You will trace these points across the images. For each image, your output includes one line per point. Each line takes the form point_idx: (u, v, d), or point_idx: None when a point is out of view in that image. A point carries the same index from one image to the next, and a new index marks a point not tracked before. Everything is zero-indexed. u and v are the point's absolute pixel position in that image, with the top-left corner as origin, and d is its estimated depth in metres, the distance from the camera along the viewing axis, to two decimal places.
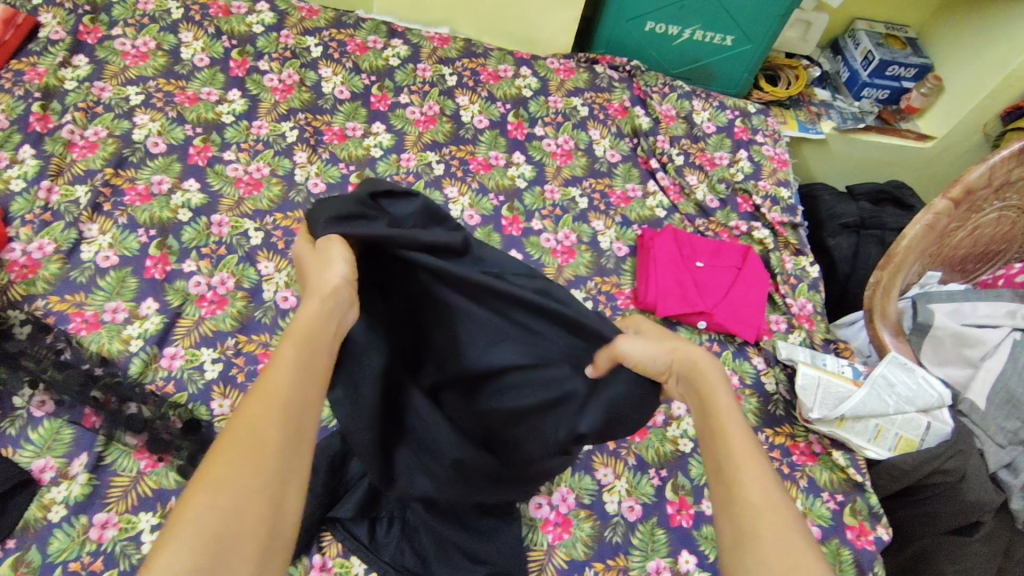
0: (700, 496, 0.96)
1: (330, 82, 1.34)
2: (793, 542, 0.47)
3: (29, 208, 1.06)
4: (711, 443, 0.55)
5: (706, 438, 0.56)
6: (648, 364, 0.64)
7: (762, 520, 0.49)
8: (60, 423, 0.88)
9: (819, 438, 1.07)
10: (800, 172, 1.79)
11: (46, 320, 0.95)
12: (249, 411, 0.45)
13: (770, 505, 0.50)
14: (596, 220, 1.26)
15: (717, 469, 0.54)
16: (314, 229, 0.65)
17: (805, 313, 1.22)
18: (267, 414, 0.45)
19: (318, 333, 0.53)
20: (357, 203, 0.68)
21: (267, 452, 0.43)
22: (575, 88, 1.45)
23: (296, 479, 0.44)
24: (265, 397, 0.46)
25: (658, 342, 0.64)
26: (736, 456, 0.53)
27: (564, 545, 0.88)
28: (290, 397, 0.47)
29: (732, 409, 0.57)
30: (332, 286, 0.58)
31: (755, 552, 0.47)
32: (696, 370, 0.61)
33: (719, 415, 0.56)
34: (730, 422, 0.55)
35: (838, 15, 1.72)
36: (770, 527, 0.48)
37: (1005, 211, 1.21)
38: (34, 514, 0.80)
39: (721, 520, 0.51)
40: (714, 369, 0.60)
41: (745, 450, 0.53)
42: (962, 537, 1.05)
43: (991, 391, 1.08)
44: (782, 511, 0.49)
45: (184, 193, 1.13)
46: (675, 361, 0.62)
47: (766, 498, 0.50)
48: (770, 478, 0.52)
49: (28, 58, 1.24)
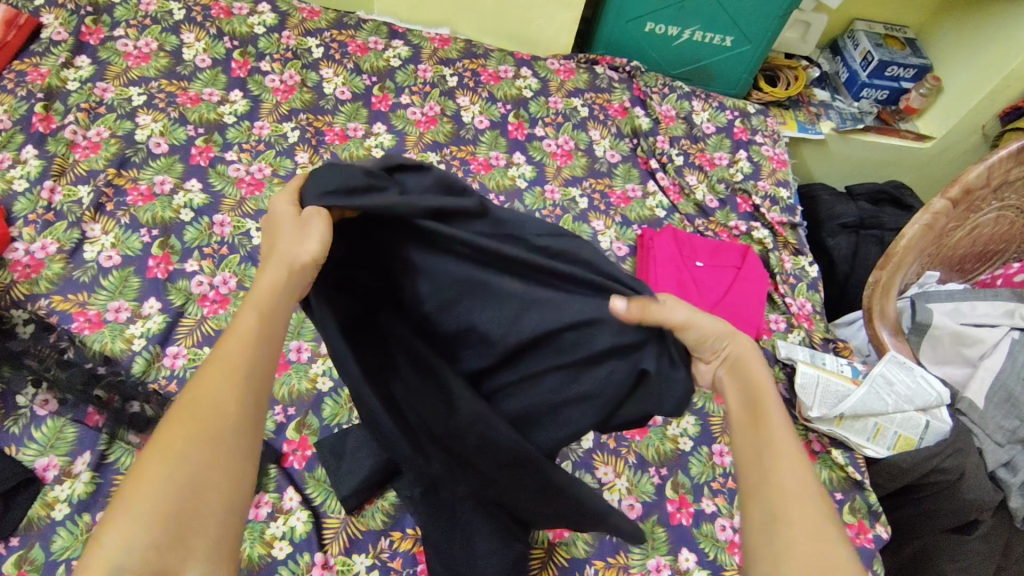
0: (700, 495, 0.97)
1: (331, 83, 1.35)
2: (819, 522, 0.52)
3: (32, 208, 1.07)
4: (751, 433, 0.60)
5: (746, 426, 0.61)
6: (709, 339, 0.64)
7: (796, 503, 0.54)
8: (63, 422, 0.88)
9: (819, 436, 1.08)
10: (800, 173, 1.80)
11: (50, 319, 0.95)
12: (203, 384, 0.49)
13: (805, 493, 0.54)
14: (597, 220, 1.27)
15: (755, 456, 0.58)
16: (305, 200, 0.58)
17: (804, 312, 1.22)
18: (221, 386, 0.49)
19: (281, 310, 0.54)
20: (365, 174, 0.59)
21: (220, 421, 0.48)
22: (576, 88, 1.46)
23: (249, 445, 0.49)
24: (220, 370, 0.50)
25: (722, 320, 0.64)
26: (776, 448, 0.57)
27: (564, 543, 0.89)
28: (245, 367, 0.51)
29: (775, 405, 0.61)
30: (303, 262, 0.55)
31: (789, 532, 0.52)
32: (746, 359, 0.64)
33: (764, 409, 0.61)
34: (771, 415, 0.60)
35: (838, 15, 1.73)
36: (802, 507, 0.53)
37: (1004, 210, 1.22)
38: (38, 512, 0.81)
39: (753, 502, 0.56)
40: (760, 365, 0.64)
41: (782, 442, 0.58)
42: (960, 535, 1.06)
43: (989, 389, 1.08)
44: (816, 500, 0.54)
45: (186, 193, 1.14)
46: (731, 346, 0.64)
47: (801, 485, 0.55)
48: (804, 467, 0.56)
49: (31, 59, 1.25)
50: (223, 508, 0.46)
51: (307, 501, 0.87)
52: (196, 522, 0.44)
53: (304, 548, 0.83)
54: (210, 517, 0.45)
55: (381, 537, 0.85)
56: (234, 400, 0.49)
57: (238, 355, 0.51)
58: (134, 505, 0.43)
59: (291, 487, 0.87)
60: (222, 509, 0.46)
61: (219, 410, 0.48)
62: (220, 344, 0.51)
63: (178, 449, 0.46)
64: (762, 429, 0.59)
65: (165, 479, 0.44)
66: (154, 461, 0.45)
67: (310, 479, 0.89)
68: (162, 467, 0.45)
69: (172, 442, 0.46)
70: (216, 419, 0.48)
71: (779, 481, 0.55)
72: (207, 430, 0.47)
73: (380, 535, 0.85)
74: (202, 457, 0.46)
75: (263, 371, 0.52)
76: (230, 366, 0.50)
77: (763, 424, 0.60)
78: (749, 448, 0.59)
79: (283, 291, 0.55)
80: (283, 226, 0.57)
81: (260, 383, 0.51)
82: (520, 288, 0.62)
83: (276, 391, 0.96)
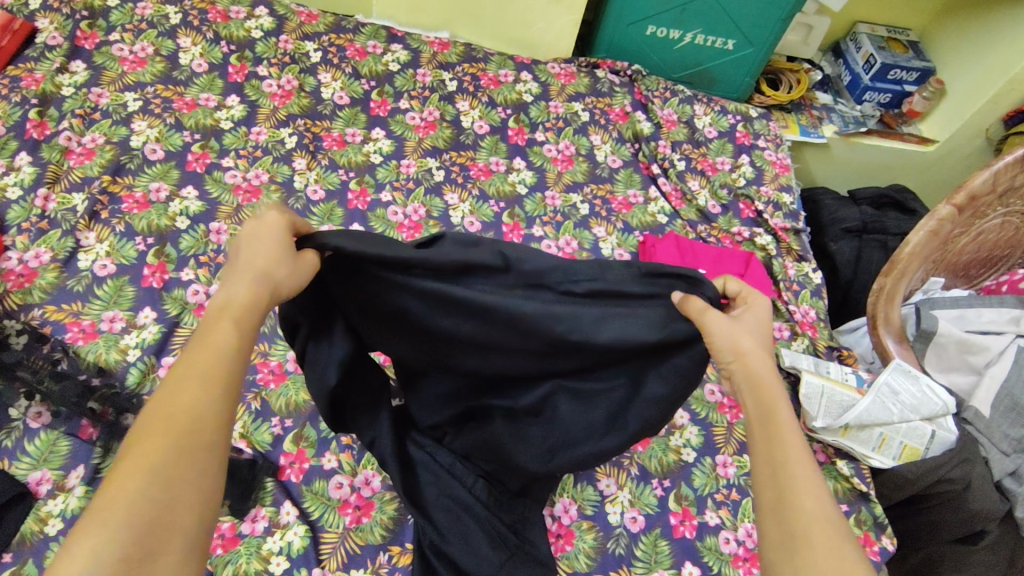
0: (703, 507, 0.95)
1: (329, 88, 1.33)
2: (843, 551, 0.51)
3: (26, 217, 1.05)
4: (768, 452, 0.57)
5: (760, 442, 0.58)
6: (722, 347, 0.60)
7: (813, 530, 0.52)
8: (56, 435, 0.87)
9: (823, 446, 1.06)
10: (801, 176, 1.78)
11: (43, 329, 0.94)
12: (173, 391, 0.49)
13: (821, 517, 0.52)
14: (598, 226, 1.26)
15: (772, 478, 0.56)
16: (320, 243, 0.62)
17: (808, 320, 1.21)
18: (189, 394, 0.49)
19: (248, 312, 0.54)
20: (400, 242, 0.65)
21: (191, 425, 0.48)
22: (576, 92, 1.44)
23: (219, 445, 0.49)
24: (186, 375, 0.50)
25: (741, 332, 0.61)
26: (791, 469, 0.55)
27: (566, 557, 0.87)
28: (212, 371, 0.51)
29: (789, 422, 0.58)
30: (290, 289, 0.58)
31: (806, 561, 0.51)
32: (756, 374, 0.60)
33: (778, 426, 0.57)
34: (786, 431, 0.57)
35: (840, 19, 1.71)
36: (822, 534, 0.52)
37: (1010, 216, 1.20)
38: (30, 527, 0.79)
39: (769, 527, 0.54)
40: (774, 383, 0.60)
41: (799, 463, 0.55)
42: (967, 546, 1.05)
43: (995, 398, 1.06)
44: (834, 526, 0.52)
45: (182, 201, 1.12)
46: (739, 361, 0.60)
47: (817, 510, 0.53)
48: (821, 488, 0.54)
49: (25, 63, 1.23)
50: (200, 517, 0.46)
51: (304, 516, 0.85)
52: (169, 533, 0.44)
53: (301, 563, 0.81)
54: (187, 525, 0.45)
55: (379, 552, 0.84)
56: (207, 409, 0.49)
57: (215, 361, 0.51)
58: (110, 516, 0.43)
59: (288, 501, 0.86)
60: (198, 518, 0.46)
61: (197, 418, 0.48)
62: (193, 348, 0.52)
63: (155, 456, 0.46)
64: (776, 447, 0.57)
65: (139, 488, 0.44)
66: (129, 469, 0.45)
67: (307, 492, 0.88)
68: (140, 477, 0.44)
69: (149, 449, 0.46)
70: (192, 427, 0.48)
71: (798, 507, 0.53)
72: (184, 437, 0.47)
73: (379, 549, 0.84)
74: (180, 464, 0.46)
75: (237, 375, 0.52)
76: (209, 371, 0.50)
77: (779, 444, 0.57)
78: (766, 468, 0.56)
79: (259, 300, 0.55)
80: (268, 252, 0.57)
81: (237, 389, 0.52)
82: (529, 338, 0.64)
83: (274, 402, 0.95)
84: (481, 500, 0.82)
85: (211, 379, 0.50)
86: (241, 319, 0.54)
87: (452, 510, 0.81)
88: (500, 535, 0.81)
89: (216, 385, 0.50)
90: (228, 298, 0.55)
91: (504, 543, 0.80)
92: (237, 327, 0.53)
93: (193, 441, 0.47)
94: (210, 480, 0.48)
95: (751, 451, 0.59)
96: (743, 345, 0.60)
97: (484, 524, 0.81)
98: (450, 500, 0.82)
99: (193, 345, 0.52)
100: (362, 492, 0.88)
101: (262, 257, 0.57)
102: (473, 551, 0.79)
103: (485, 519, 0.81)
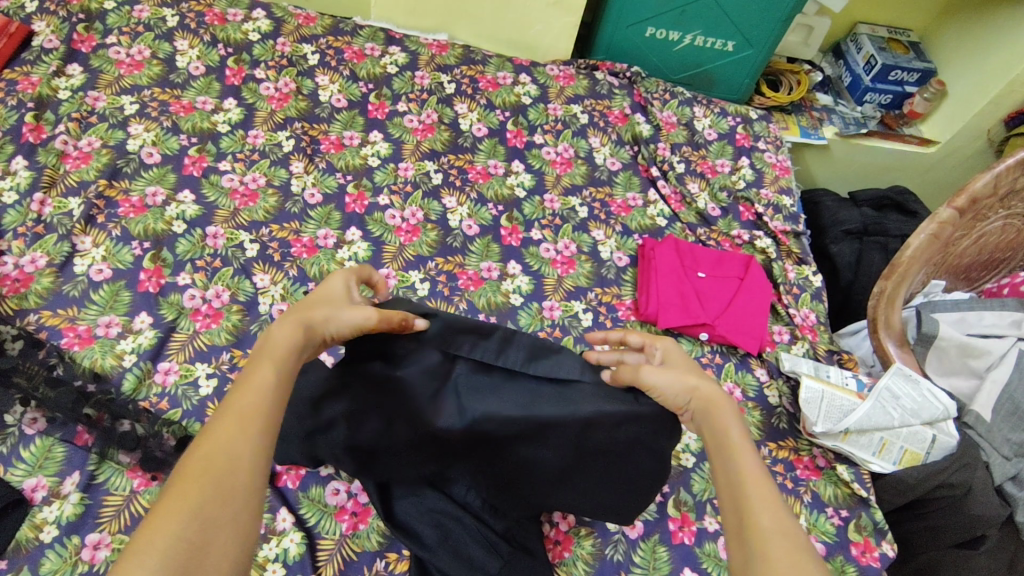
0: (702, 513, 0.95)
1: (327, 91, 1.33)
2: (796, 552, 0.52)
3: (21, 221, 1.05)
4: (729, 479, 0.60)
5: (720, 461, 0.62)
6: (671, 398, 0.70)
7: (770, 536, 0.53)
8: (51, 440, 0.85)
9: (823, 451, 1.04)
10: (802, 178, 1.78)
11: (39, 335, 0.94)
12: (224, 422, 0.52)
13: (776, 524, 0.54)
14: (597, 229, 1.25)
15: (730, 496, 0.58)
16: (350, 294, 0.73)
17: (808, 323, 1.20)
18: (233, 426, 0.52)
19: (282, 357, 0.60)
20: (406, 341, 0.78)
21: (237, 449, 0.51)
22: (575, 95, 1.43)
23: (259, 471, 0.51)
24: (237, 413, 0.53)
25: (680, 376, 0.70)
26: (748, 484, 0.58)
27: (564, 563, 0.87)
28: (256, 408, 0.54)
29: (747, 446, 0.62)
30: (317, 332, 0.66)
31: (765, 560, 0.51)
32: (712, 405, 0.67)
33: (735, 453, 0.61)
34: (742, 449, 0.61)
35: (841, 19, 1.70)
36: (780, 544, 0.52)
37: (1010, 219, 1.19)
38: (25, 534, 0.78)
39: (734, 543, 0.55)
40: (729, 407, 0.67)
41: (757, 480, 0.58)
42: (967, 551, 1.04)
43: (996, 402, 1.05)
44: (794, 538, 0.53)
45: (179, 205, 1.12)
46: (693, 399, 0.69)
47: (778, 525, 0.54)
48: (778, 501, 0.56)
49: (21, 67, 1.23)
50: (234, 558, 0.46)
51: (301, 523, 0.85)
52: (214, 543, 0.46)
53: (298, 570, 0.81)
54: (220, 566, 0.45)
55: (375, 559, 0.83)
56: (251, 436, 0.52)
57: (253, 404, 0.55)
58: (165, 521, 0.45)
59: (284, 508, 0.85)
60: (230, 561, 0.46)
61: (233, 459, 0.50)
62: (234, 398, 0.55)
63: (196, 490, 0.47)
64: (737, 466, 0.60)
65: (180, 524, 0.45)
66: (179, 487, 0.47)
67: (303, 499, 0.87)
68: (194, 490, 0.47)
69: (187, 488, 0.47)
70: (228, 470, 0.49)
71: (757, 523, 0.54)
72: (221, 477, 0.49)
73: (375, 556, 0.83)
74: (217, 505, 0.47)
75: (273, 423, 0.55)
76: (248, 416, 0.53)
77: (738, 469, 0.60)
78: (727, 485, 0.59)
79: (292, 343, 0.62)
80: (331, 299, 0.70)
81: (273, 426, 0.55)
82: (515, 441, 0.77)
83: None
84: (473, 507, 0.83)
85: (249, 419, 0.53)
86: (279, 361, 0.60)
87: (441, 524, 0.81)
88: (492, 542, 0.81)
89: (254, 423, 0.53)
90: (269, 339, 0.62)
91: (495, 550, 0.81)
92: (278, 377, 0.58)
93: (229, 482, 0.49)
94: (246, 522, 0.48)
95: (715, 477, 0.62)
96: (694, 384, 0.69)
97: (474, 534, 0.81)
98: (439, 514, 0.82)
99: (235, 392, 0.56)
100: (358, 499, 0.88)
101: (311, 308, 0.67)
102: (463, 560, 0.79)
103: (475, 529, 0.81)
